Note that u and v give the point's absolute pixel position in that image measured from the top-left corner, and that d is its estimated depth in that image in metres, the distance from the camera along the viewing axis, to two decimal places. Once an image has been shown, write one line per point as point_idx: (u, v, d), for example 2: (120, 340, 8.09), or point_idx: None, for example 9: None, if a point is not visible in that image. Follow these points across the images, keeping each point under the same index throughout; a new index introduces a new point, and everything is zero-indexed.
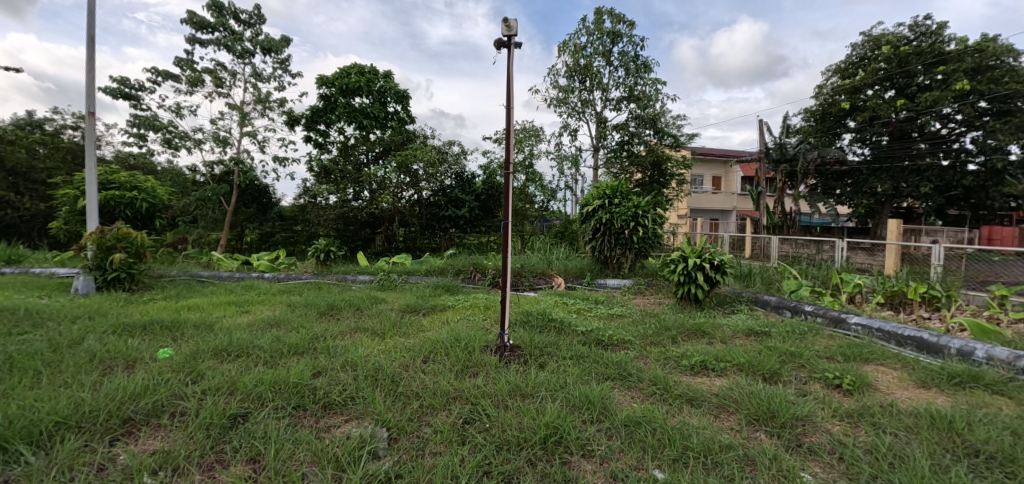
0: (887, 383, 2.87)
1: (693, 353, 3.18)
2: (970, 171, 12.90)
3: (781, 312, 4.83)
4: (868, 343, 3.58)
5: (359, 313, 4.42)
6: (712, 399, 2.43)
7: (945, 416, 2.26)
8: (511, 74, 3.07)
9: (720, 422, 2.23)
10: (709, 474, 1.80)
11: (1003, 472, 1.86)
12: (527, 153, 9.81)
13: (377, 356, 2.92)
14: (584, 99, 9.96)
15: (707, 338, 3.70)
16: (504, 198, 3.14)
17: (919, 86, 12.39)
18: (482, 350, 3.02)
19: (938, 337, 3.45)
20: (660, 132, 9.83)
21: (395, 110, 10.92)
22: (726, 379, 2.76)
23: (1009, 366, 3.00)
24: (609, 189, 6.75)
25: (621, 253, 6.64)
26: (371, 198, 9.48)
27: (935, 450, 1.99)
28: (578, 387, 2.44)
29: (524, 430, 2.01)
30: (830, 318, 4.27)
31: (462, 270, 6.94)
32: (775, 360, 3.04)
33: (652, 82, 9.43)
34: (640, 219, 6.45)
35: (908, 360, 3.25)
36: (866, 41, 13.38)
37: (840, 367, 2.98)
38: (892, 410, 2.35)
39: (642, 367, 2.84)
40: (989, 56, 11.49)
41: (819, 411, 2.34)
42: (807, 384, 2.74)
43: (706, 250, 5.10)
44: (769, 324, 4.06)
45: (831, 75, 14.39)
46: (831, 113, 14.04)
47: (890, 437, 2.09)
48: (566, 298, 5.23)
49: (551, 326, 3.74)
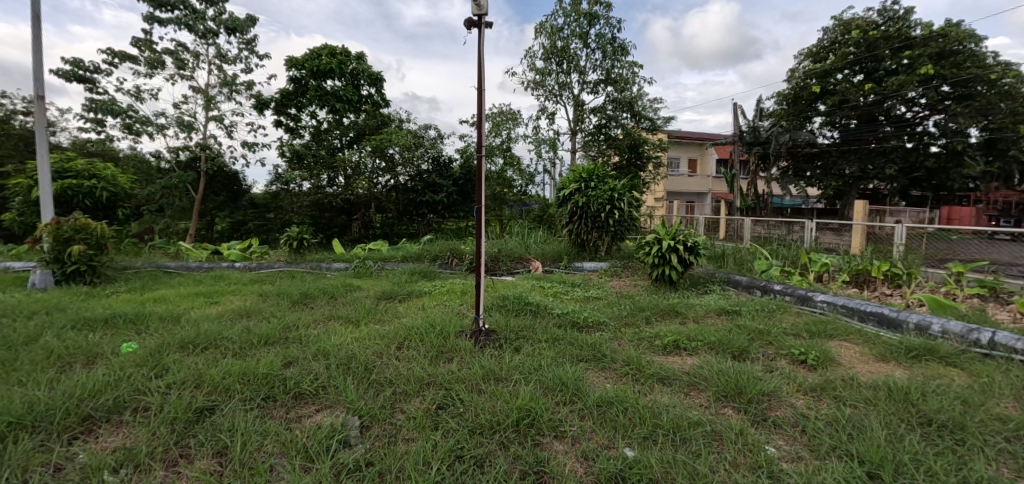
0: (850, 358, 2.98)
1: (666, 333, 3.24)
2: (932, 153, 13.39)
3: (752, 292, 4.97)
4: (833, 320, 3.73)
5: (334, 301, 4.36)
6: (683, 378, 2.48)
7: (902, 388, 2.36)
8: (483, 55, 3.01)
9: (691, 400, 2.29)
10: (678, 450, 1.84)
11: (953, 439, 1.96)
12: (504, 137, 9.71)
13: (350, 344, 2.88)
14: (562, 82, 9.89)
15: (680, 317, 3.79)
16: (477, 181, 3.07)
17: (886, 70, 12.70)
18: (457, 335, 3.01)
19: (897, 312, 3.61)
20: (638, 115, 9.85)
21: (369, 92, 10.65)
22: (697, 358, 2.82)
23: (962, 339, 3.15)
24: (585, 172, 6.75)
25: (598, 236, 6.70)
26: (346, 183, 9.26)
27: (891, 420, 2.09)
28: (552, 369, 2.46)
29: (497, 413, 2.02)
30: (798, 296, 4.42)
31: (439, 255, 6.90)
32: (744, 338, 3.12)
33: (629, 64, 9.40)
34: (616, 202, 6.49)
35: (869, 335, 3.38)
36: (837, 25, 13.61)
37: (805, 343, 3.08)
38: (853, 383, 2.45)
39: (616, 348, 2.88)
40: (952, 41, 11.82)
41: (784, 386, 2.42)
42: (774, 361, 2.83)
43: (679, 232, 5.17)
44: (739, 303, 4.18)
45: (803, 58, 14.64)
46: (803, 96, 14.31)
47: (851, 409, 2.18)
48: (544, 282, 5.24)
49: (527, 310, 3.74)
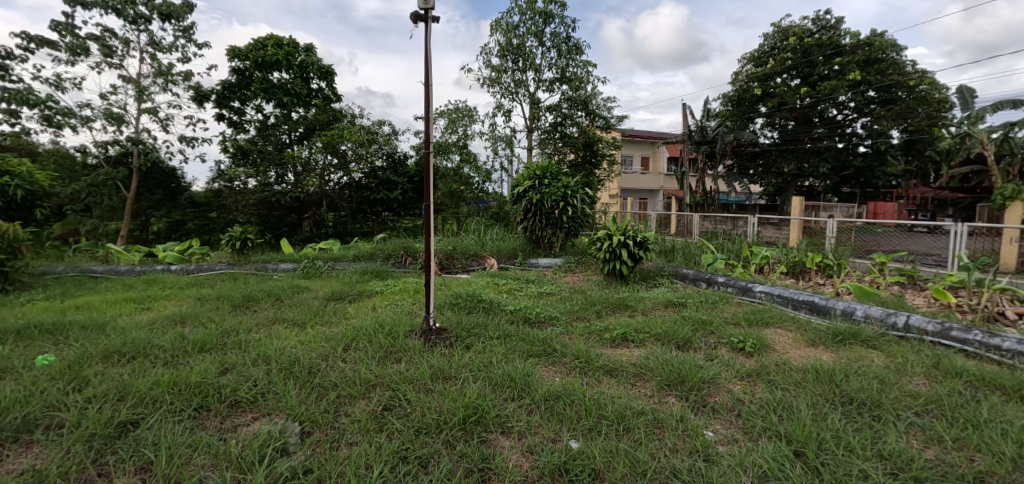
0: (784, 344, 3.18)
1: (615, 326, 3.32)
2: (860, 152, 14.45)
3: (698, 284, 5.19)
4: (770, 309, 3.96)
5: (279, 304, 4.17)
6: (630, 369, 2.56)
7: (828, 370, 2.54)
8: (431, 50, 2.96)
9: (636, 390, 2.36)
10: (621, 439, 1.89)
11: (870, 415, 2.13)
12: (460, 134, 9.62)
13: (295, 348, 2.76)
14: (517, 80, 9.91)
15: (629, 311, 3.90)
16: (426, 178, 3.02)
17: (820, 75, 13.58)
18: (407, 335, 2.96)
19: (826, 300, 3.88)
20: (592, 114, 10.02)
21: (319, 86, 10.24)
22: (644, 350, 2.92)
23: (881, 322, 3.43)
24: (539, 170, 6.82)
25: (552, 233, 6.79)
26: (295, 180, 8.88)
27: (818, 401, 2.24)
28: (501, 366, 2.47)
29: (444, 412, 2.00)
30: (739, 287, 4.67)
31: (393, 254, 6.77)
32: (688, 329, 3.26)
33: (583, 64, 9.54)
34: (569, 199, 6.60)
35: (801, 322, 3.61)
36: (776, 32, 14.40)
37: (744, 332, 3.25)
38: (785, 368, 2.61)
39: (566, 343, 2.93)
40: (877, 50, 12.79)
41: (723, 373, 2.55)
42: (715, 349, 2.96)
43: (629, 228, 5.31)
44: (686, 295, 4.34)
45: (746, 62, 15.41)
46: (746, 98, 15.07)
47: (782, 392, 2.32)
48: (498, 279, 5.25)
49: (480, 307, 3.73)
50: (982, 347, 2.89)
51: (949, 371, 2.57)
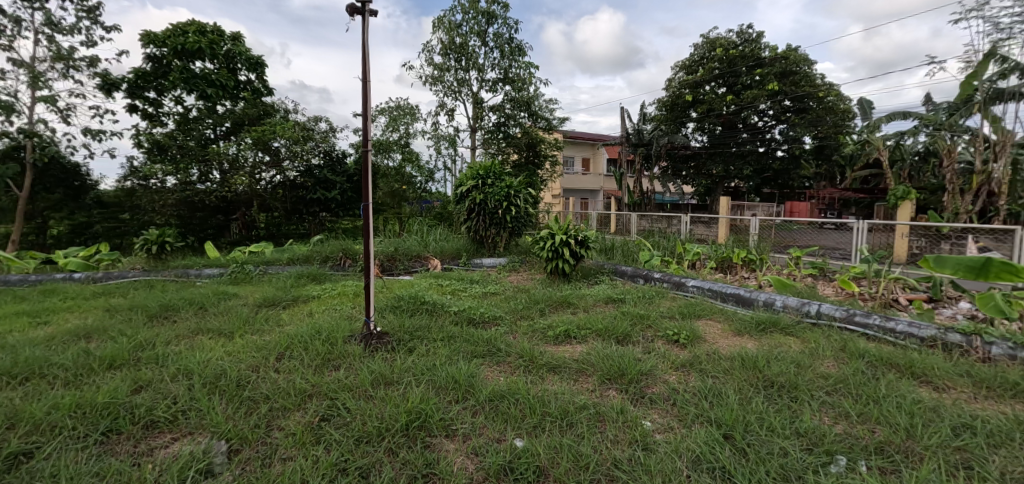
0: (714, 334, 3.39)
1: (557, 324, 3.39)
2: (778, 156, 15.72)
3: (636, 280, 5.41)
4: (701, 302, 4.20)
5: (203, 312, 3.86)
6: (572, 365, 2.62)
7: (752, 357, 2.73)
8: (368, 46, 2.87)
9: (579, 385, 2.42)
10: (565, 435, 1.93)
11: (789, 396, 2.32)
12: (402, 132, 9.41)
13: (220, 360, 2.56)
14: (460, 79, 9.83)
15: (571, 308, 3.99)
16: (364, 178, 2.91)
17: (743, 84, 14.62)
18: (345, 340, 2.85)
19: (750, 292, 4.18)
20: (535, 115, 10.15)
21: (247, 78, 9.58)
22: (585, 345, 3.00)
23: (797, 310, 3.75)
24: (482, 169, 6.81)
25: (496, 233, 6.82)
26: (222, 179, 8.26)
27: (744, 386, 2.40)
28: (445, 368, 2.44)
29: (385, 419, 1.94)
30: (673, 282, 4.92)
31: (331, 256, 6.48)
32: (627, 323, 3.39)
33: (526, 65, 9.63)
34: (512, 199, 6.65)
35: (729, 313, 3.87)
36: (705, 42, 15.32)
37: (677, 325, 3.44)
38: (715, 356, 2.78)
39: (511, 342, 2.94)
40: (792, 63, 13.97)
41: (660, 364, 2.67)
42: (652, 342, 3.10)
43: (571, 226, 5.43)
44: (624, 291, 4.51)
45: (678, 70, 16.27)
46: (678, 104, 15.91)
47: (712, 379, 2.47)
48: (442, 280, 5.19)
49: (423, 309, 3.66)
50: (881, 330, 3.24)
51: (854, 353, 2.86)
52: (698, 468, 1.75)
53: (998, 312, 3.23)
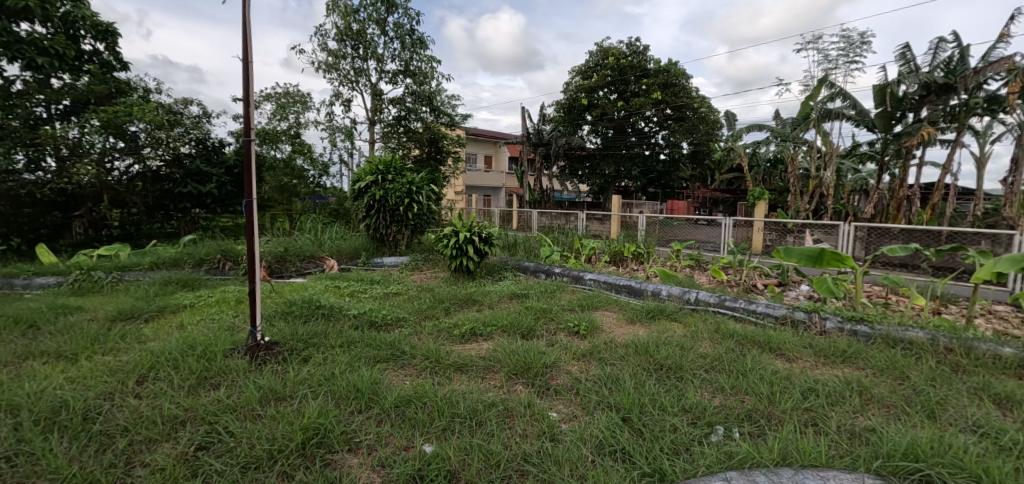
0: (610, 324, 3.63)
1: (463, 322, 3.37)
2: (661, 159, 17.33)
3: (538, 275, 5.60)
4: (598, 294, 4.47)
5: (33, 332, 3.16)
6: (479, 363, 2.62)
7: (644, 343, 2.97)
8: (249, 24, 2.57)
9: (486, 383, 2.43)
10: (474, 434, 1.92)
11: (675, 377, 2.56)
12: (292, 121, 8.65)
13: (59, 390, 2.12)
14: (357, 68, 9.30)
15: (477, 305, 4.00)
16: (246, 170, 2.62)
17: (631, 92, 15.86)
18: (227, 354, 2.53)
19: (640, 283, 4.55)
20: (437, 111, 9.97)
21: (93, 48, 8.07)
22: (491, 342, 3.02)
23: (680, 298, 4.17)
24: (382, 164, 6.52)
25: (397, 230, 6.58)
26: (59, 168, 6.87)
27: (637, 371, 2.60)
28: (345, 376, 2.29)
29: (277, 439, 1.76)
30: (572, 276, 5.17)
31: (206, 259, 5.73)
32: (530, 318, 3.48)
33: (428, 59, 9.42)
34: (414, 196, 6.46)
35: (622, 303, 4.18)
36: (598, 50, 16.30)
37: (576, 316, 3.62)
38: (611, 345, 2.98)
39: (416, 343, 2.85)
40: (672, 75, 15.47)
41: (562, 356, 2.78)
42: (555, 335, 3.23)
43: (475, 224, 5.45)
44: (527, 287, 4.64)
45: (575, 74, 17.12)
46: (575, 107, 16.77)
47: (610, 367, 2.64)
48: (339, 281, 4.88)
49: (319, 314, 3.39)
50: (745, 312, 3.74)
51: (725, 334, 3.25)
52: (600, 452, 1.85)
53: (829, 292, 3.89)
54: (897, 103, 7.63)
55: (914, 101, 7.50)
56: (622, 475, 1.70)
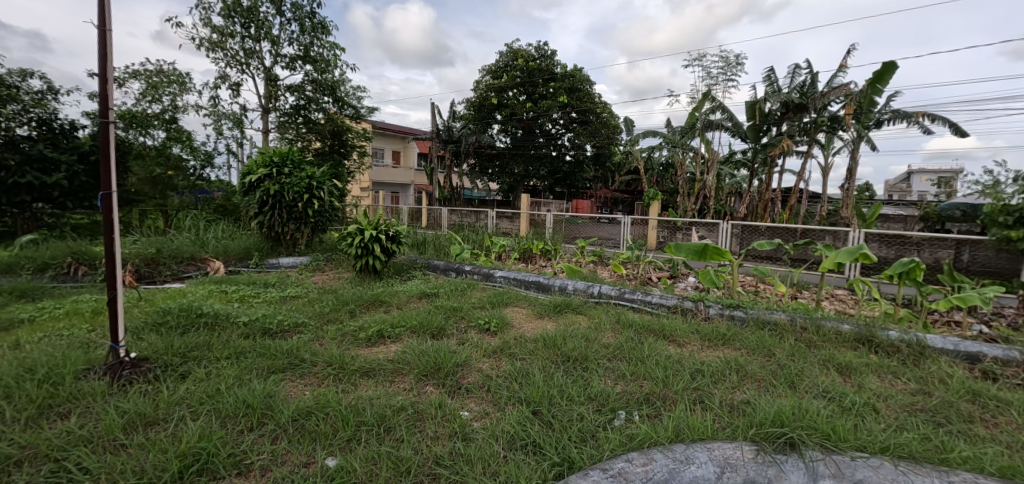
0: (520, 319, 3.71)
1: (370, 324, 3.21)
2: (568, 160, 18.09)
3: (448, 274, 5.54)
4: (508, 291, 4.54)
5: None
6: (388, 366, 2.51)
7: (552, 337, 3.07)
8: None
9: (394, 386, 2.34)
10: (383, 441, 1.84)
11: (581, 367, 2.68)
12: (166, 104, 7.59)
13: None
14: (248, 49, 8.42)
15: (384, 306, 3.84)
16: (105, 157, 2.22)
17: (540, 94, 16.35)
18: (79, 377, 2.15)
19: (548, 279, 4.70)
20: (340, 102, 9.39)
21: None
22: (400, 344, 2.92)
23: (584, 292, 4.38)
24: (277, 156, 5.97)
25: (295, 229, 6.09)
26: None
27: (546, 364, 2.68)
28: (233, 391, 2.06)
29: (147, 471, 1.53)
30: (483, 274, 5.19)
31: (52, 263, 4.81)
32: (441, 317, 3.42)
33: (330, 46, 8.83)
34: (315, 191, 6.02)
35: (531, 299, 4.29)
36: (508, 51, 16.55)
37: (487, 313, 3.64)
38: (521, 340, 3.04)
39: (317, 350, 2.66)
40: (577, 80, 16.23)
41: (474, 354, 2.77)
42: (466, 333, 3.21)
43: (382, 221, 5.23)
44: (438, 285, 4.56)
45: (485, 73, 17.20)
46: (485, 105, 16.87)
47: (520, 361, 2.69)
48: (227, 285, 4.39)
49: (200, 323, 3.01)
50: (642, 303, 4.04)
51: (625, 324, 3.49)
52: (512, 447, 1.87)
53: (711, 283, 4.35)
54: (763, 117, 8.76)
55: (777, 116, 8.67)
56: (533, 467, 1.73)
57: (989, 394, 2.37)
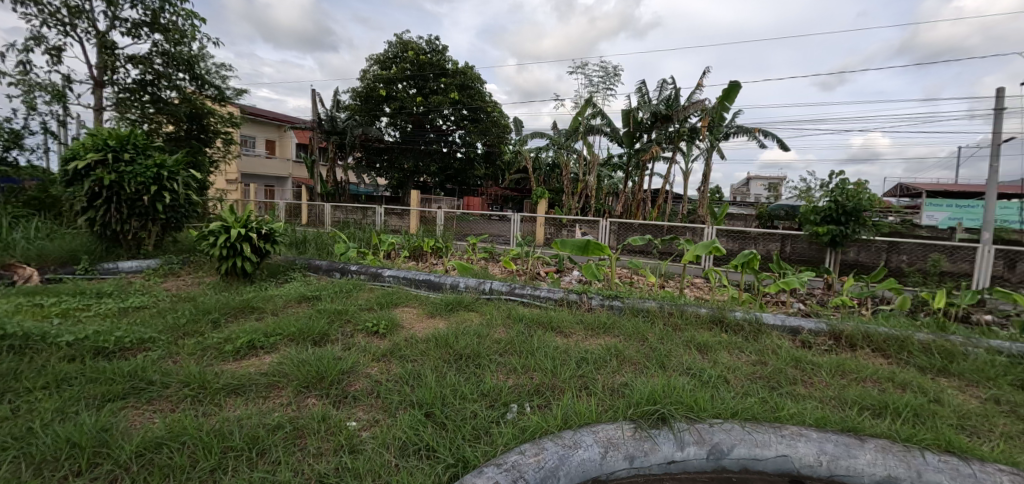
0: (411, 319, 3.60)
1: (238, 334, 2.85)
2: (459, 157, 17.99)
3: (332, 274, 5.16)
4: (398, 290, 4.38)
5: None
6: (261, 381, 2.25)
7: (445, 336, 3.02)
8: None
9: (269, 403, 2.11)
10: (256, 466, 1.65)
11: (474, 364, 2.68)
12: None
13: None
14: (73, 6, 6.90)
15: (256, 313, 3.43)
16: None
17: (431, 89, 16.04)
18: None
19: (440, 277, 4.64)
20: (199, 80, 8.19)
21: None
22: (276, 354, 2.64)
23: (476, 289, 4.40)
24: (114, 139, 4.99)
25: (140, 226, 5.18)
26: None
27: (438, 364, 2.63)
28: (53, 431, 1.69)
29: None
30: (370, 274, 4.93)
31: None
32: (324, 322, 3.17)
33: (186, 14, 7.63)
34: (167, 183, 5.17)
35: (422, 298, 4.19)
36: (398, 42, 15.93)
37: (375, 315, 3.46)
38: (412, 341, 2.95)
39: (169, 368, 2.28)
40: (469, 78, 16.26)
41: (361, 359, 2.62)
42: (352, 337, 3.01)
43: (253, 218, 4.68)
44: (319, 287, 4.21)
45: (372, 62, 16.35)
46: (373, 96, 16.06)
47: (411, 364, 2.60)
48: (43, 296, 3.57)
49: (2, 347, 2.40)
50: (531, 297, 4.19)
51: (516, 319, 3.58)
52: (404, 453, 1.80)
53: (593, 276, 4.68)
54: (636, 124, 9.66)
55: (648, 124, 9.61)
56: (427, 473, 1.69)
57: (806, 360, 2.89)
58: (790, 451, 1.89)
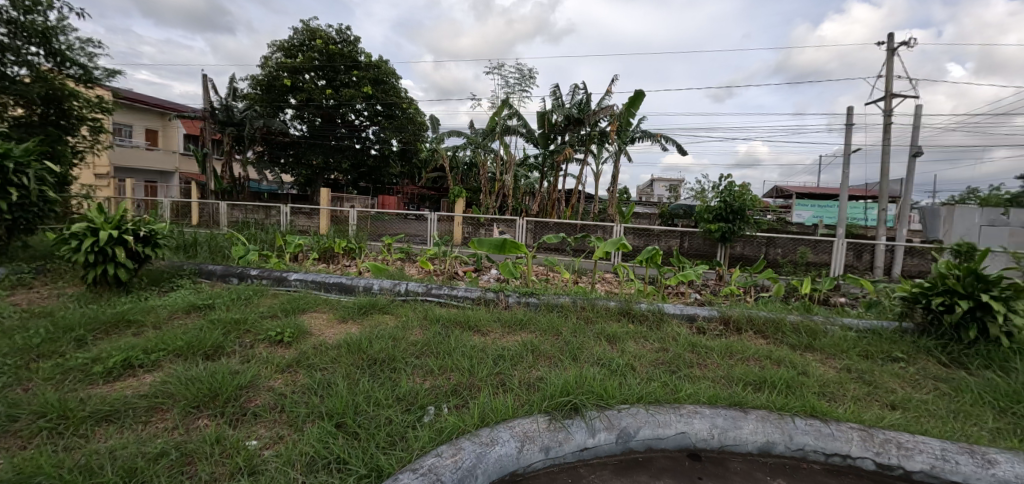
0: (320, 325, 3.39)
1: (111, 352, 2.49)
2: (372, 153, 17.23)
3: (228, 280, 4.70)
4: (305, 295, 4.10)
5: None
6: (140, 403, 1.99)
7: (357, 341, 2.89)
8: None
9: (151, 428, 1.87)
10: None
11: (389, 369, 2.59)
12: None
13: None
14: None
15: (133, 328, 3.02)
16: None
17: (341, 81, 15.23)
18: None
19: (351, 279, 4.43)
20: (58, 56, 7.03)
21: None
22: (158, 373, 2.34)
23: (391, 291, 4.26)
24: None
25: None
26: None
27: (350, 371, 2.50)
28: None
29: None
30: (273, 278, 4.56)
31: None
32: (218, 333, 2.87)
33: None
34: (16, 177, 4.37)
35: (332, 302, 3.97)
36: (304, 30, 14.91)
37: (280, 323, 3.20)
38: (322, 348, 2.77)
39: (17, 399, 1.93)
40: (383, 73, 15.70)
41: (262, 371, 2.42)
42: (252, 348, 2.76)
43: (128, 219, 4.09)
44: (213, 295, 3.81)
45: (275, 49, 15.14)
46: (276, 86, 14.87)
47: (320, 373, 2.45)
48: None
49: None
50: (448, 297, 4.16)
51: (433, 319, 3.53)
52: (312, 469, 1.70)
53: (510, 274, 4.75)
54: (551, 126, 9.98)
55: (561, 127, 9.98)
56: None
57: (701, 344, 3.19)
58: (687, 428, 2.08)
